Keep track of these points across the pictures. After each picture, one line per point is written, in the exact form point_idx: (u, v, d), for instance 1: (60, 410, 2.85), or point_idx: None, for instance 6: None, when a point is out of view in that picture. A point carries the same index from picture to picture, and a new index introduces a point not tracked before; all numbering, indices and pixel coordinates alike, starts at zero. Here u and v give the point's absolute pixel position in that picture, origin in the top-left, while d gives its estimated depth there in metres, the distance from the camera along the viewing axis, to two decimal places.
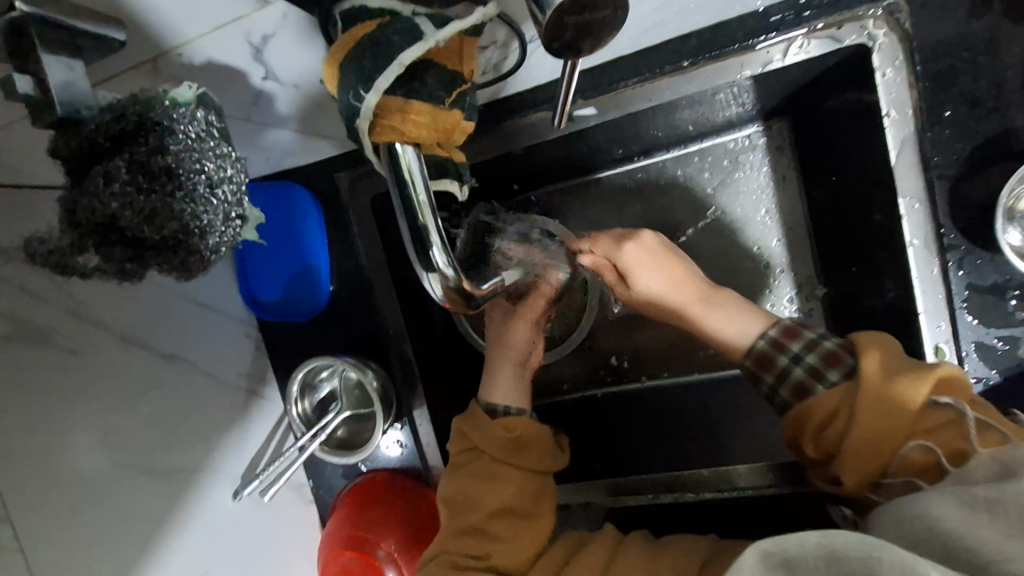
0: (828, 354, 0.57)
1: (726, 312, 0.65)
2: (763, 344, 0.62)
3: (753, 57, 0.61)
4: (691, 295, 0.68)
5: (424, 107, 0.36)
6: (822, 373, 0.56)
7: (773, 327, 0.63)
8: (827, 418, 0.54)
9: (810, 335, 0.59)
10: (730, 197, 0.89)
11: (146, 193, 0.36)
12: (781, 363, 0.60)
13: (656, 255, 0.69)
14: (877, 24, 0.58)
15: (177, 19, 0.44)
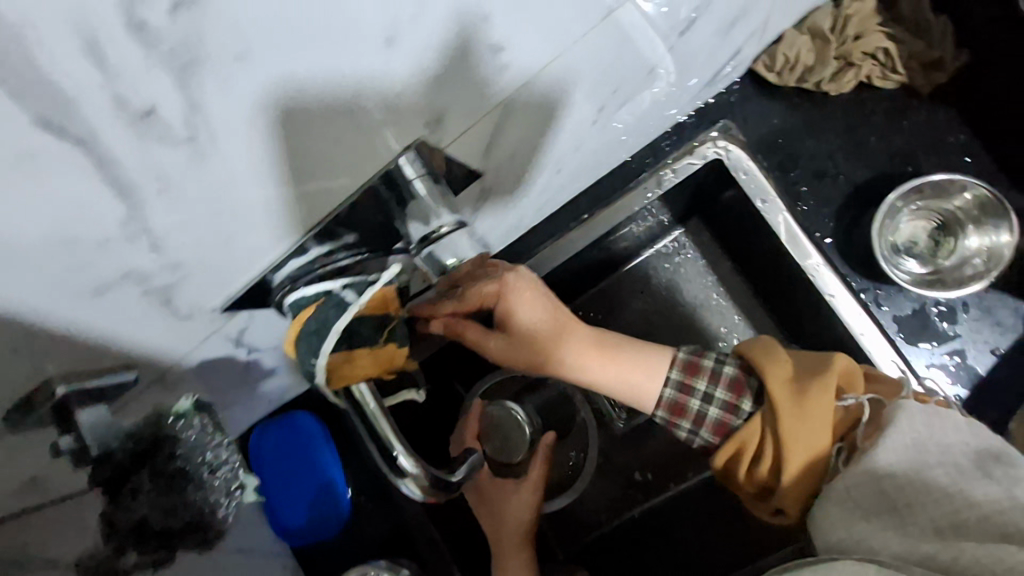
0: (731, 381, 0.59)
1: (631, 360, 0.61)
2: (670, 391, 0.61)
3: (636, 196, 0.73)
4: (592, 345, 0.61)
5: (365, 351, 0.45)
6: (735, 406, 0.59)
7: (673, 368, 0.61)
8: (752, 452, 0.57)
9: (709, 365, 0.61)
10: (681, 292, 0.97)
11: (167, 495, 0.42)
12: (694, 407, 0.60)
13: (531, 290, 0.56)
14: (719, 142, 0.69)
15: (173, 348, 0.45)
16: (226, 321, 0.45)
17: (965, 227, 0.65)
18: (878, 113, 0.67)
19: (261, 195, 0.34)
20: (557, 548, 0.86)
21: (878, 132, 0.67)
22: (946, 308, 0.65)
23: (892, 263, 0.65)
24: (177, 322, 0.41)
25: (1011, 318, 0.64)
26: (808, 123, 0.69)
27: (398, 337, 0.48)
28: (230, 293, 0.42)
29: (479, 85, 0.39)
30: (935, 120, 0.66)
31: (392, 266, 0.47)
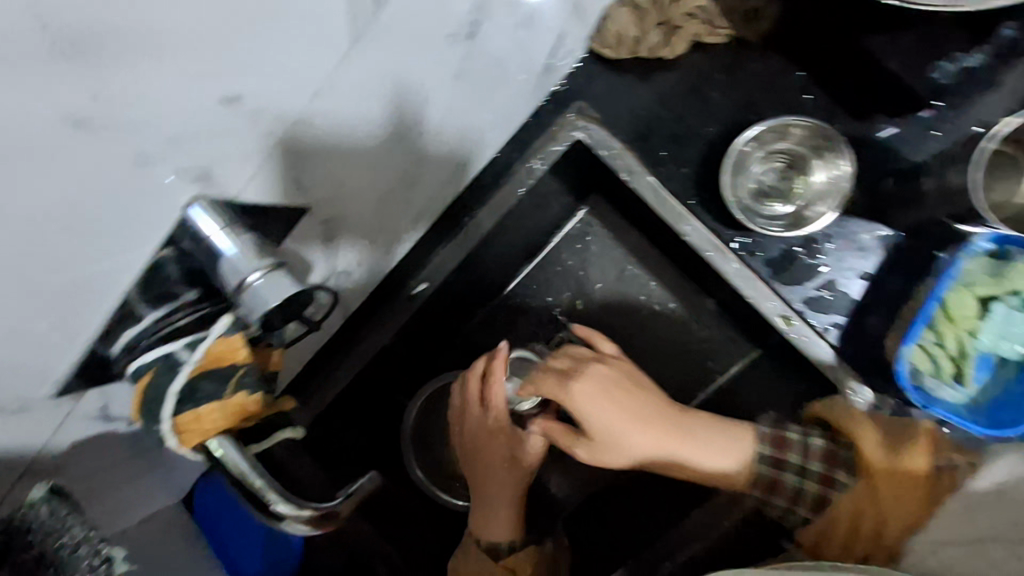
0: (826, 452, 0.54)
1: (710, 449, 0.55)
2: (761, 465, 0.55)
3: (510, 191, 0.73)
4: (664, 426, 0.55)
5: (210, 407, 0.46)
6: (832, 478, 0.53)
7: (759, 441, 0.56)
8: (856, 523, 0.51)
9: (797, 437, 0.56)
10: (596, 270, 0.98)
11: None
12: (791, 484, 0.55)
13: (614, 412, 0.54)
14: (577, 124, 0.70)
15: (26, 438, 0.45)
16: (75, 402, 0.46)
17: (812, 162, 0.65)
18: (715, 70, 0.68)
19: (59, 282, 0.36)
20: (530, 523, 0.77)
21: (717, 88, 0.68)
22: (811, 244, 0.66)
23: (745, 213, 0.66)
24: (11, 417, 0.42)
25: (871, 241, 0.65)
26: (653, 92, 0.70)
27: (248, 386, 0.48)
28: (59, 379, 0.43)
29: (258, 144, 0.40)
30: (769, 66, 0.67)
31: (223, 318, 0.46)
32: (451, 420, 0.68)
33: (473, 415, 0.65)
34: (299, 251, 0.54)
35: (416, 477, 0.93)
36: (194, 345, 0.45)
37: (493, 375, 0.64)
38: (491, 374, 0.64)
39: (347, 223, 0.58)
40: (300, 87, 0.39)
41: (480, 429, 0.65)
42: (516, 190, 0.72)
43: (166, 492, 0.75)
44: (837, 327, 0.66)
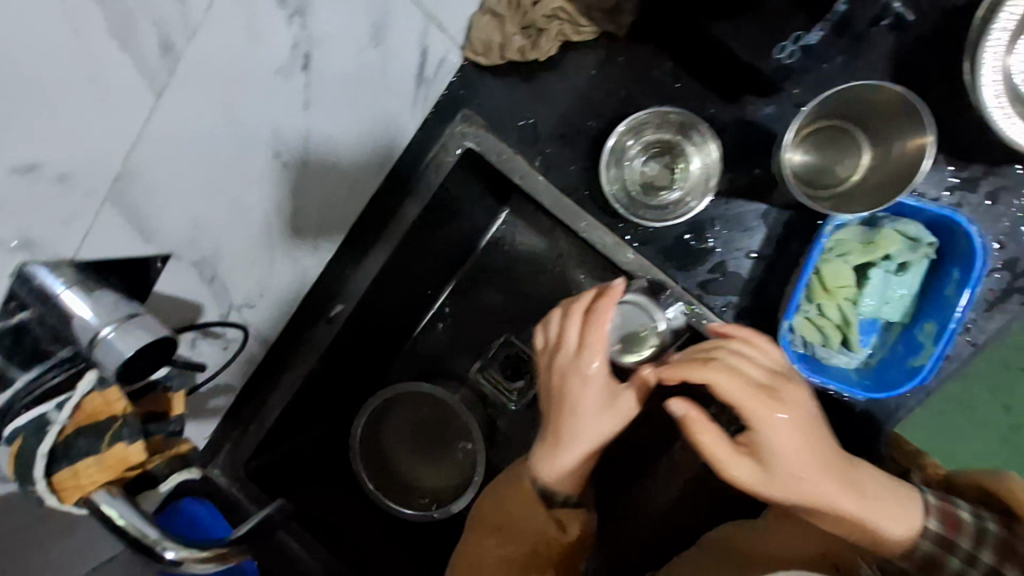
0: (1004, 546, 0.48)
1: (875, 503, 0.49)
2: (929, 545, 0.50)
3: (412, 205, 0.74)
4: (844, 469, 0.50)
5: (87, 461, 0.47)
6: (974, 551, 0.49)
7: (929, 515, 0.50)
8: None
9: (969, 520, 0.50)
10: (526, 268, 0.99)
11: None
12: (953, 567, 0.49)
13: (812, 424, 0.50)
14: (464, 132, 0.70)
15: None
16: None
17: (687, 149, 0.66)
18: (590, 66, 0.69)
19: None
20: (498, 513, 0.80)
21: (593, 84, 0.69)
22: (698, 229, 0.67)
23: (625, 206, 0.67)
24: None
25: (755, 219, 0.66)
26: (534, 94, 0.71)
27: (126, 436, 0.49)
28: None
29: (85, 208, 0.41)
30: (640, 57, 0.67)
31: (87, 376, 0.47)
32: (534, 350, 0.65)
33: (568, 354, 0.60)
34: (175, 295, 0.56)
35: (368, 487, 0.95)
36: (64, 403, 0.47)
37: (598, 313, 0.60)
38: (597, 308, 0.60)
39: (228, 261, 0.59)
40: (116, 151, 0.39)
41: (570, 370, 0.59)
42: (414, 204, 0.73)
43: None
44: (731, 308, 0.67)
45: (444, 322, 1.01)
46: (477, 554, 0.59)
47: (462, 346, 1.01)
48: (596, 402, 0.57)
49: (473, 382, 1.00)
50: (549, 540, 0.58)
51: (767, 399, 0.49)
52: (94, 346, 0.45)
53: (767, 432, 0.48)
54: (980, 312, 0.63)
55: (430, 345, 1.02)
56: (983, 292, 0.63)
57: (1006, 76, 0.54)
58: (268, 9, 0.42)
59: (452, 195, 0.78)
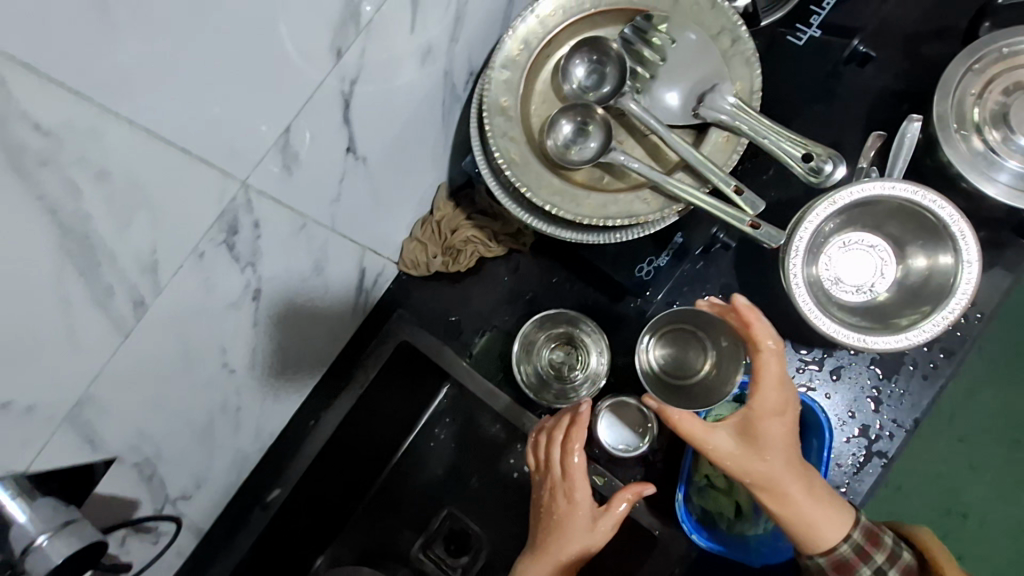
0: (908, 571, 0.61)
1: (818, 499, 0.61)
2: (848, 551, 0.61)
3: (349, 394, 0.82)
4: (800, 465, 0.61)
5: None
6: (884, 567, 0.61)
7: (860, 530, 0.62)
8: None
9: (889, 542, 0.62)
10: (466, 441, 1.01)
11: None
12: (863, 574, 0.61)
13: (791, 415, 0.60)
14: (398, 328, 0.82)
15: None
16: None
17: (585, 346, 0.78)
18: (501, 277, 0.85)
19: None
20: None
21: (507, 289, 0.84)
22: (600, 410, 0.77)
23: (536, 389, 0.77)
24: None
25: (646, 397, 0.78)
26: (460, 296, 0.85)
27: None
28: None
29: (40, 433, 0.47)
30: (540, 271, 0.84)
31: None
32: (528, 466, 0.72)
33: (555, 475, 0.68)
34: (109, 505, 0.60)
35: None
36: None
37: (574, 439, 0.68)
38: (577, 436, 0.68)
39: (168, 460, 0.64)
40: (80, 385, 0.48)
41: (558, 489, 0.68)
42: (353, 391, 0.82)
43: None
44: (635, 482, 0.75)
45: (389, 497, 1.00)
46: None
47: (408, 524, 0.99)
48: (578, 522, 0.66)
49: (415, 563, 0.98)
50: None
51: (774, 380, 0.59)
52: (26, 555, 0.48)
53: (756, 407, 0.59)
54: (850, 475, 0.72)
55: (373, 523, 1.00)
56: (849, 456, 0.72)
57: (815, 284, 0.69)
58: (223, 268, 0.54)
59: (390, 379, 0.86)
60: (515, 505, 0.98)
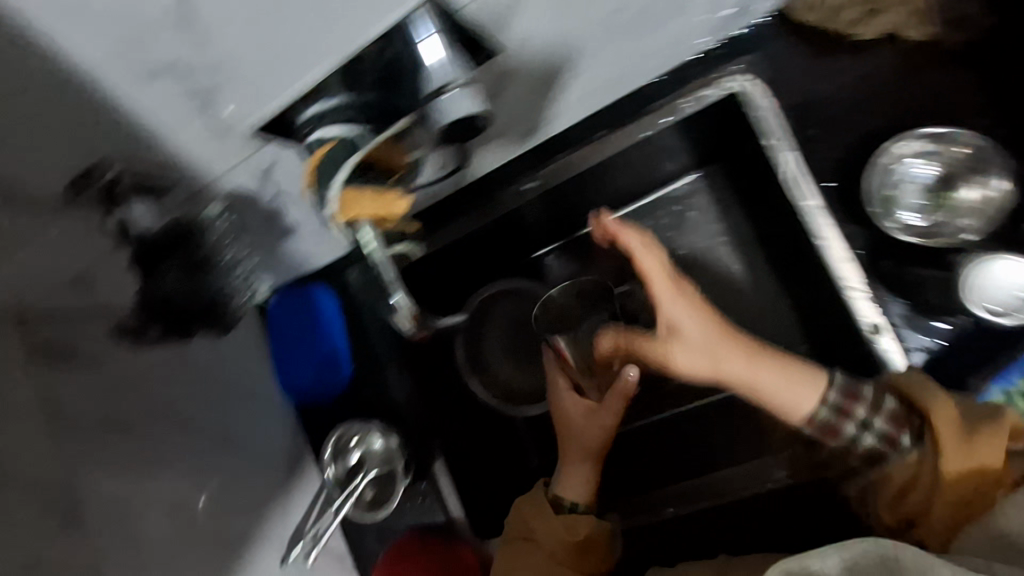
0: (895, 415, 0.69)
1: (783, 369, 0.72)
2: (825, 415, 0.72)
3: (649, 121, 0.80)
4: (743, 353, 0.72)
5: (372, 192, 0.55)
6: (895, 440, 0.69)
7: (834, 390, 0.72)
8: (907, 487, 0.68)
9: (870, 395, 0.71)
10: (686, 236, 1.01)
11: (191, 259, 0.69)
12: (847, 433, 0.72)
13: (699, 317, 0.73)
14: (746, 78, 0.77)
15: (209, 160, 0.56)
16: (254, 150, 0.56)
17: (972, 181, 0.78)
18: (880, 66, 0.81)
19: (286, 24, 0.43)
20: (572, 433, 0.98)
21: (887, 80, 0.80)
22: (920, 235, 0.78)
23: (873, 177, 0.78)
24: (218, 133, 0.52)
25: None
26: (833, 66, 0.82)
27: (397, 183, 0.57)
28: (264, 117, 0.50)
29: None
30: (923, 82, 0.80)
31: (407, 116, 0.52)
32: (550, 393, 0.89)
33: (563, 390, 0.87)
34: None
35: (459, 356, 0.99)
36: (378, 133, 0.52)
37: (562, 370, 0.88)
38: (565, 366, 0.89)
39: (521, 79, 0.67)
40: None
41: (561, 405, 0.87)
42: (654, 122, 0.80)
43: (283, 274, 0.91)
44: (921, 349, 0.79)
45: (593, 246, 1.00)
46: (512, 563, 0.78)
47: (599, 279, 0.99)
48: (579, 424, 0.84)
49: None
50: (562, 546, 0.78)
51: (650, 273, 0.75)
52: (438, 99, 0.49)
53: (658, 285, 0.74)
54: None
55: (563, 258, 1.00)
56: None
57: None
58: None
59: (694, 127, 0.84)
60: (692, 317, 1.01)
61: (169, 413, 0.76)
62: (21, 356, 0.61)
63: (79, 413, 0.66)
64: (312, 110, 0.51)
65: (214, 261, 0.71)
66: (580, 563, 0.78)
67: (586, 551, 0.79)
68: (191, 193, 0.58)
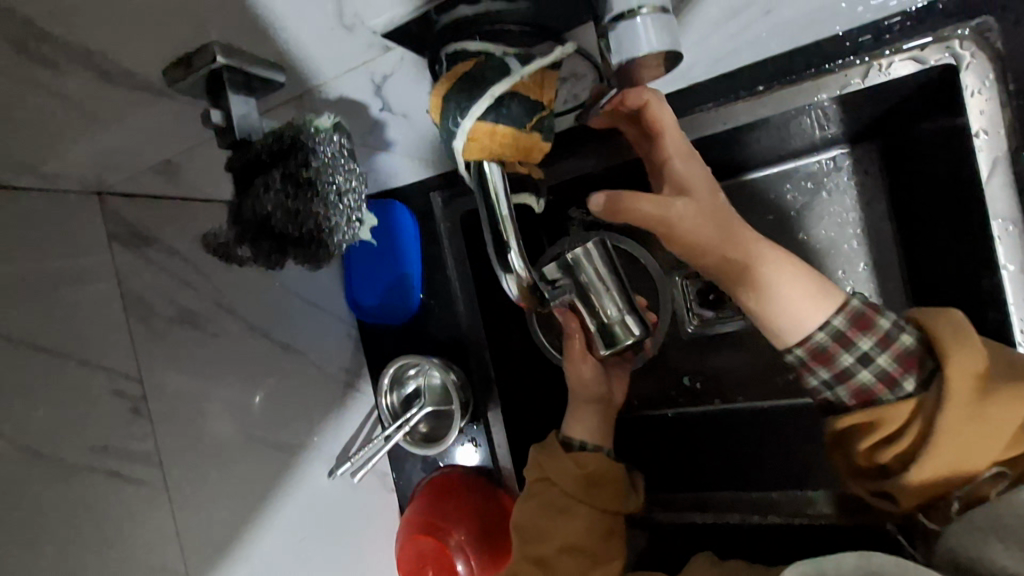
0: (905, 354, 0.55)
1: (790, 266, 0.57)
2: (821, 337, 0.57)
3: (831, 80, 0.63)
4: (748, 243, 0.57)
5: (508, 130, 0.43)
6: (897, 380, 0.55)
7: (840, 313, 0.57)
8: (894, 431, 0.54)
9: (883, 326, 0.56)
10: (814, 219, 0.87)
11: (294, 199, 0.44)
12: (843, 362, 0.57)
13: (711, 185, 0.57)
14: (965, 44, 0.59)
15: (322, 65, 0.47)
16: (378, 52, 0.47)
17: None
18: None
19: None
20: (633, 403, 0.91)
21: None
22: None
23: None
24: (339, 31, 0.44)
25: None
26: None
27: (542, 128, 0.46)
28: (392, 21, 0.42)
29: None
30: None
31: (563, 46, 0.44)
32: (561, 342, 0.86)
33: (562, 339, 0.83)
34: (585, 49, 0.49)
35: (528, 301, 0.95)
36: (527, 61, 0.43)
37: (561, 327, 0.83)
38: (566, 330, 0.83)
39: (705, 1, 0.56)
40: None
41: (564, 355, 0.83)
42: (829, 91, 0.64)
43: (371, 184, 0.84)
44: None
45: None
46: (526, 499, 0.75)
47: None
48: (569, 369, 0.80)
49: None
50: (575, 483, 0.73)
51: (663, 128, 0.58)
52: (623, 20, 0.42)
53: (667, 154, 0.57)
54: None
55: None
56: None
57: None
58: None
59: (877, 95, 0.67)
60: None
61: (237, 314, 0.74)
62: (106, 238, 0.61)
63: (157, 300, 0.65)
64: (443, 17, 0.42)
65: (318, 187, 0.45)
66: (593, 498, 0.73)
67: (600, 488, 0.73)
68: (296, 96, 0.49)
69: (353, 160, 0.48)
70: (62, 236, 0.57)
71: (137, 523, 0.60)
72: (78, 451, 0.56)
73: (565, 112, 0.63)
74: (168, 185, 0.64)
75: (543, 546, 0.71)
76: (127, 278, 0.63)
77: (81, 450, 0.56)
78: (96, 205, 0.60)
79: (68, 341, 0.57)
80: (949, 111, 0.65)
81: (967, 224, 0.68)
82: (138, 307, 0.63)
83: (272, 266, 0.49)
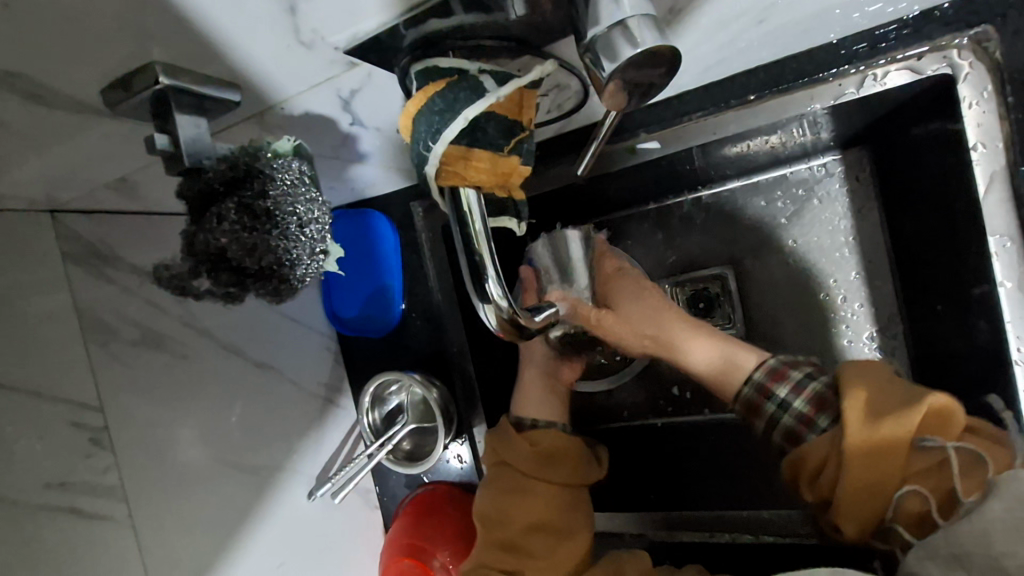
0: (816, 398, 0.57)
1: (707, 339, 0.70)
2: (750, 390, 0.64)
3: (825, 90, 0.61)
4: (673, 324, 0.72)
5: (485, 155, 0.43)
6: (811, 420, 0.57)
7: (760, 368, 0.64)
8: (819, 467, 0.53)
9: (796, 377, 0.60)
10: (804, 226, 0.84)
11: (250, 231, 0.43)
12: (770, 410, 0.61)
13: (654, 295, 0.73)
14: (963, 52, 0.56)
15: (282, 84, 0.44)
16: (342, 70, 0.44)
17: None
18: None
19: None
20: (624, 415, 0.88)
21: None
22: None
23: None
24: (298, 48, 0.41)
25: None
26: None
27: (521, 150, 0.46)
28: (358, 34, 0.40)
29: None
30: None
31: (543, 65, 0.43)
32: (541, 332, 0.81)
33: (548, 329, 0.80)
34: (569, 64, 0.47)
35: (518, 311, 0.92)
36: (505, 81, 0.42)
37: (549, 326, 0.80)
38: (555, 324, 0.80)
39: (695, 9, 0.51)
40: None
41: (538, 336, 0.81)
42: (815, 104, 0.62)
43: (349, 194, 0.81)
44: None
45: (693, 219, 0.90)
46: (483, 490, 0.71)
47: (686, 251, 0.91)
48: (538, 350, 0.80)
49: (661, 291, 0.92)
50: (532, 461, 0.70)
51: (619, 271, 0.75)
52: (612, 32, 0.38)
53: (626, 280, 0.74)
54: None
55: (642, 229, 0.93)
56: None
57: None
58: None
59: (870, 103, 0.65)
60: (787, 325, 0.86)
61: (206, 332, 0.70)
62: (60, 259, 0.57)
63: (119, 322, 0.61)
64: (412, 31, 0.40)
65: (276, 217, 0.44)
66: (553, 473, 0.70)
67: (557, 462, 0.71)
68: (252, 115, 0.46)
69: (315, 189, 0.48)
70: (14, 258, 0.53)
71: (100, 560, 0.57)
72: (33, 490, 0.53)
73: (549, 122, 0.58)
74: (127, 200, 0.60)
75: (505, 531, 0.67)
76: (85, 302, 0.59)
77: (37, 489, 0.53)
78: (48, 224, 0.56)
79: (20, 370, 0.53)
80: (945, 122, 0.62)
81: (959, 237, 0.66)
82: (98, 330, 0.59)
83: (231, 301, 0.47)
